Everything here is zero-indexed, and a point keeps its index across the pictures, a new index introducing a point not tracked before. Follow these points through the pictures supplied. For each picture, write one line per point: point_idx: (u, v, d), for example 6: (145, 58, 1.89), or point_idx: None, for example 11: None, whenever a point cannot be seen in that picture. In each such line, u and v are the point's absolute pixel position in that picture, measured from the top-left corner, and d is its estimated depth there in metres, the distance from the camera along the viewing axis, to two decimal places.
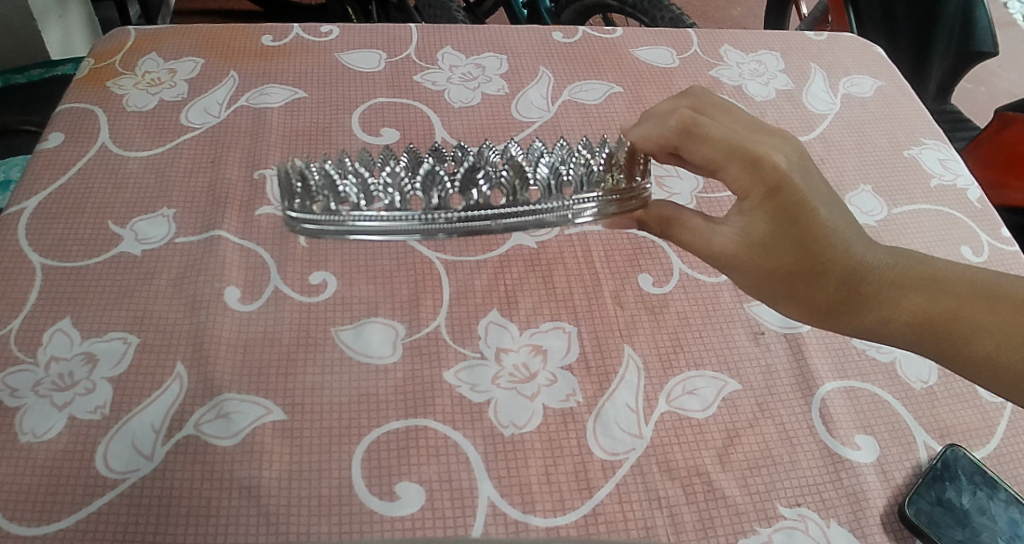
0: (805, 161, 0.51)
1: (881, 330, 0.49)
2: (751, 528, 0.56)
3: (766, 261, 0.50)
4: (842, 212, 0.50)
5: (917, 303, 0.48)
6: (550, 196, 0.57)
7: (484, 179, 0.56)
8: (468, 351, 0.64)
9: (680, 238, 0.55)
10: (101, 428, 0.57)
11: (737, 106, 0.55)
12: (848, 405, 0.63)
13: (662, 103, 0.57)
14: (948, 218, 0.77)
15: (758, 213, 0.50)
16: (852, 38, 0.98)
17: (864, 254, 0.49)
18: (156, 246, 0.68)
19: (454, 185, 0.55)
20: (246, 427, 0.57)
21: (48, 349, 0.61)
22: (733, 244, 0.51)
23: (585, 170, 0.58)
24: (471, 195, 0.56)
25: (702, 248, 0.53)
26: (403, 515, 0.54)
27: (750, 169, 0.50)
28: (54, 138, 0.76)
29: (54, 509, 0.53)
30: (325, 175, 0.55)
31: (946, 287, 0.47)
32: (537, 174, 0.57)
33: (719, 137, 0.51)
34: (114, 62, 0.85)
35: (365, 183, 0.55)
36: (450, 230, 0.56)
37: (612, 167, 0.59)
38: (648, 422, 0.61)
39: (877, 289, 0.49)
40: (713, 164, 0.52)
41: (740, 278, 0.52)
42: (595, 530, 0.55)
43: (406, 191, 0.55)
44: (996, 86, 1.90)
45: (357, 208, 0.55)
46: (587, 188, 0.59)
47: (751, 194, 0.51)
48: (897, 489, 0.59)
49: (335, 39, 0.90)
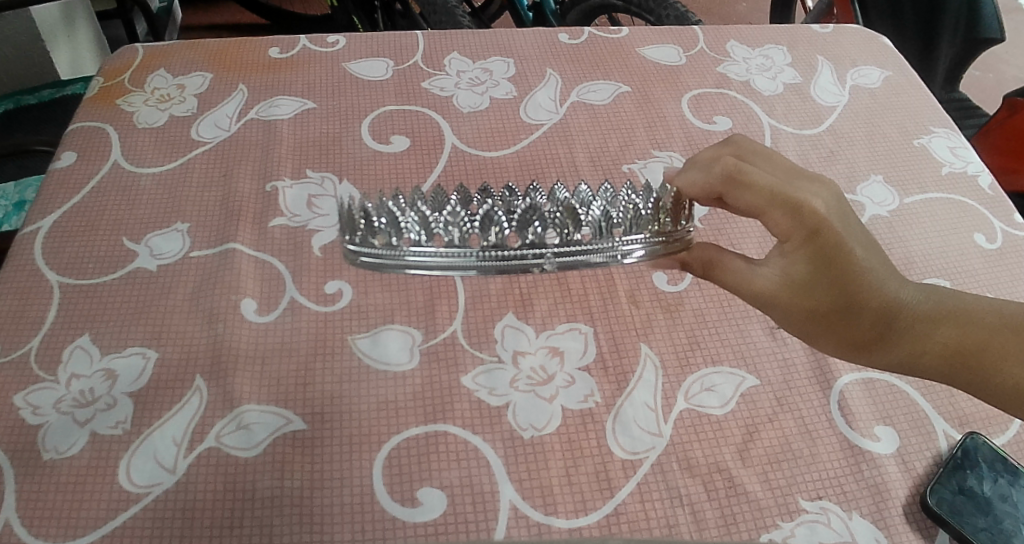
0: (841, 206, 0.53)
1: (913, 364, 0.50)
2: (773, 523, 0.56)
3: (806, 299, 0.52)
4: (875, 252, 0.52)
5: (947, 334, 0.49)
6: (600, 236, 0.61)
7: (539, 221, 0.59)
8: (486, 356, 0.64)
9: (721, 279, 0.58)
10: (123, 442, 0.57)
11: (779, 155, 0.56)
12: (866, 397, 0.63)
13: (705, 151, 0.58)
14: (961, 205, 0.77)
15: (798, 255, 0.52)
16: (859, 29, 0.98)
17: (897, 292, 0.50)
18: (171, 261, 0.68)
19: (511, 226, 0.59)
20: (267, 438, 0.58)
21: (68, 367, 0.61)
22: (776, 285, 0.54)
23: (634, 214, 0.61)
24: (528, 234, 0.60)
25: (744, 288, 0.56)
26: (425, 521, 0.55)
27: (791, 214, 0.52)
28: (67, 157, 0.76)
29: (78, 524, 0.53)
30: (390, 216, 0.59)
31: (973, 319, 0.49)
32: (588, 216, 0.60)
33: (762, 185, 0.53)
34: (123, 80, 0.85)
35: (426, 221, 0.59)
36: (500, 267, 0.61)
37: (660, 211, 0.61)
38: (667, 421, 0.61)
39: (908, 324, 0.50)
40: (756, 210, 0.53)
41: (781, 317, 0.54)
42: (618, 530, 0.55)
43: (465, 228, 0.59)
44: (1003, 72, 1.89)
45: (417, 244, 0.60)
46: (635, 231, 0.61)
47: (792, 237, 0.52)
48: (919, 479, 0.59)
49: (342, 48, 0.90)
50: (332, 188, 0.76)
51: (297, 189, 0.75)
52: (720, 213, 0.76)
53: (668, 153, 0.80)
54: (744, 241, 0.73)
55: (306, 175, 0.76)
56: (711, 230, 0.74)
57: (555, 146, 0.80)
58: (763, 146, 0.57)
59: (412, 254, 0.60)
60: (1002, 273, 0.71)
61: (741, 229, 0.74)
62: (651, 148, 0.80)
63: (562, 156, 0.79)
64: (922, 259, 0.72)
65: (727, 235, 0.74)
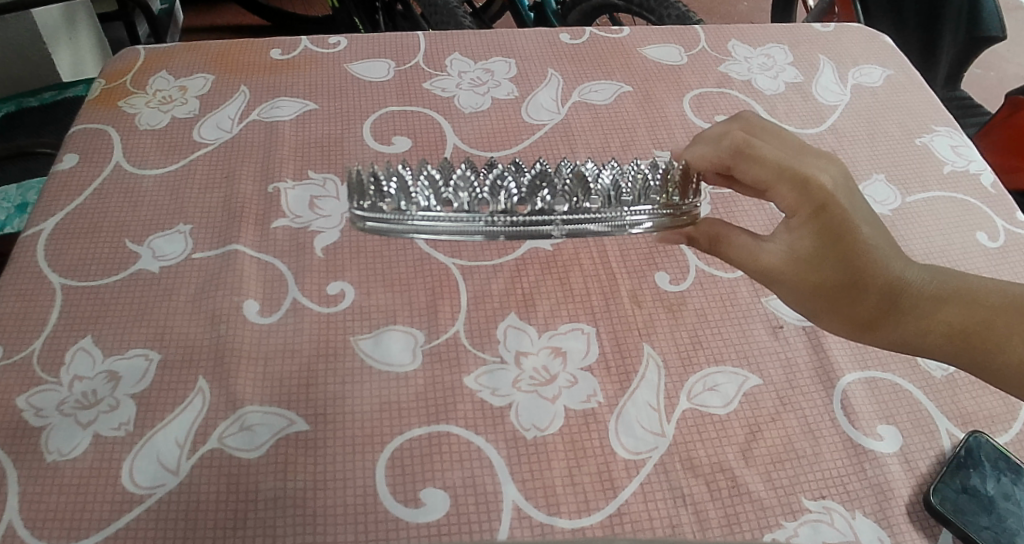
0: (849, 184, 0.52)
1: (917, 343, 0.51)
2: (777, 523, 0.56)
3: (812, 275, 0.51)
4: (881, 231, 0.52)
5: (952, 313, 0.49)
6: (609, 205, 0.58)
7: (549, 189, 0.57)
8: (488, 356, 0.64)
9: (726, 255, 0.56)
10: (126, 444, 0.57)
11: (787, 133, 0.56)
12: (869, 396, 0.63)
13: (713, 128, 0.58)
14: (962, 204, 0.77)
15: (805, 230, 0.52)
16: (860, 29, 0.97)
17: (903, 270, 0.51)
18: (174, 262, 0.68)
19: (520, 193, 0.57)
20: (270, 438, 0.58)
21: (71, 369, 0.61)
22: (783, 260, 0.52)
23: (644, 183, 0.58)
24: (536, 201, 0.57)
25: (748, 263, 0.54)
26: (429, 522, 0.55)
27: (800, 188, 0.51)
28: (69, 159, 0.76)
29: (82, 526, 0.53)
30: (400, 180, 0.56)
31: (979, 298, 0.49)
32: (598, 184, 0.58)
33: (772, 159, 0.52)
34: (124, 82, 0.85)
35: (437, 185, 0.56)
36: (508, 235, 0.57)
37: (668, 182, 0.59)
38: (670, 420, 0.61)
39: (914, 303, 0.50)
40: (765, 185, 0.53)
41: (785, 293, 0.53)
42: (621, 529, 0.55)
43: (476, 193, 0.56)
44: (1005, 70, 1.89)
45: (427, 209, 0.56)
46: (643, 201, 0.59)
47: (800, 211, 0.52)
48: (922, 478, 0.59)
49: (343, 49, 0.90)
50: (334, 189, 0.76)
51: (299, 190, 0.75)
52: (722, 212, 0.76)
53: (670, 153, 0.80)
54: None
55: (308, 176, 0.76)
56: None
57: (557, 146, 0.80)
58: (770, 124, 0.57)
59: (421, 218, 0.56)
60: (1005, 271, 0.71)
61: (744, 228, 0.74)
62: (653, 148, 0.80)
63: (564, 157, 0.79)
64: (924, 258, 0.72)
65: None
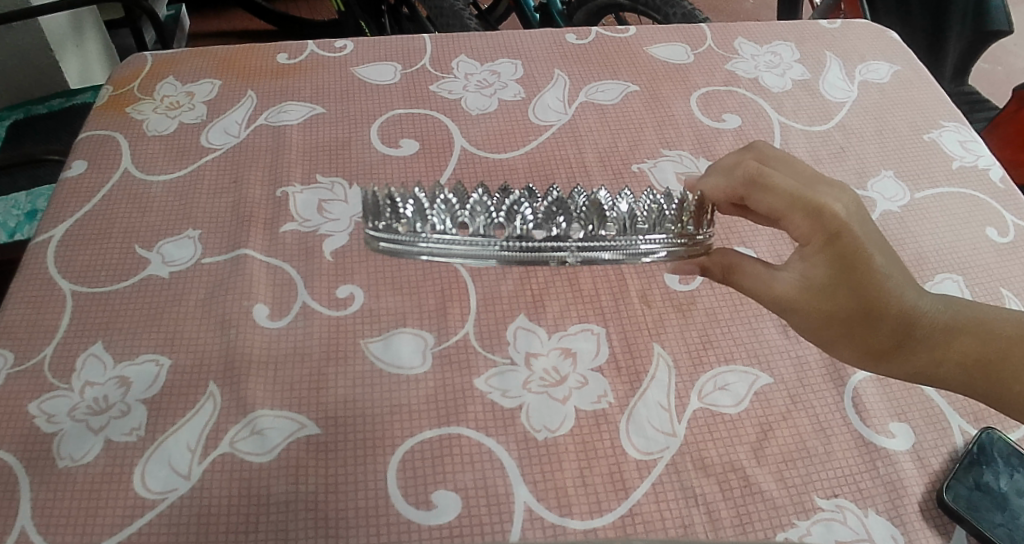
0: (861, 212, 0.52)
1: (933, 374, 0.51)
2: (789, 521, 0.56)
3: (825, 304, 0.51)
4: (895, 259, 0.51)
5: (967, 344, 0.50)
6: (624, 233, 0.57)
7: (565, 217, 0.56)
8: (498, 358, 0.64)
9: (738, 285, 0.55)
10: (137, 449, 0.57)
11: (800, 161, 0.55)
12: (880, 393, 0.63)
13: (726, 156, 0.57)
14: (973, 199, 0.76)
15: (818, 259, 0.51)
16: (867, 25, 0.97)
17: (917, 300, 0.50)
18: (183, 268, 0.69)
19: (536, 219, 0.56)
20: (281, 442, 0.58)
21: (82, 375, 0.62)
22: (796, 290, 0.52)
23: (659, 212, 0.57)
24: (552, 228, 0.56)
25: (760, 293, 0.54)
26: (441, 523, 0.55)
27: (813, 217, 0.51)
28: (78, 165, 0.77)
29: (95, 531, 0.53)
30: (416, 204, 0.55)
31: (991, 329, 0.50)
32: (614, 212, 0.57)
33: (785, 187, 0.51)
34: (132, 88, 0.86)
35: (453, 209, 0.56)
36: (522, 260, 0.57)
37: (683, 212, 0.57)
38: (681, 420, 0.60)
39: (928, 333, 0.50)
40: (778, 214, 0.52)
41: (799, 323, 0.53)
42: (633, 530, 0.55)
43: (491, 218, 0.56)
44: (1013, 64, 1.88)
45: (442, 232, 0.56)
46: (657, 230, 0.57)
47: (812, 240, 0.51)
48: (935, 475, 0.58)
49: (349, 53, 0.90)
50: (343, 192, 0.76)
51: (307, 194, 0.75)
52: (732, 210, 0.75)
53: (678, 153, 0.80)
54: (754, 239, 0.73)
55: (316, 180, 0.76)
56: (722, 228, 0.74)
57: (565, 147, 0.80)
58: (783, 152, 0.56)
59: (435, 241, 0.57)
60: (1015, 267, 0.71)
61: (753, 227, 0.74)
62: (660, 148, 0.80)
63: (571, 158, 0.79)
64: (934, 255, 0.72)
65: (738, 233, 0.73)
